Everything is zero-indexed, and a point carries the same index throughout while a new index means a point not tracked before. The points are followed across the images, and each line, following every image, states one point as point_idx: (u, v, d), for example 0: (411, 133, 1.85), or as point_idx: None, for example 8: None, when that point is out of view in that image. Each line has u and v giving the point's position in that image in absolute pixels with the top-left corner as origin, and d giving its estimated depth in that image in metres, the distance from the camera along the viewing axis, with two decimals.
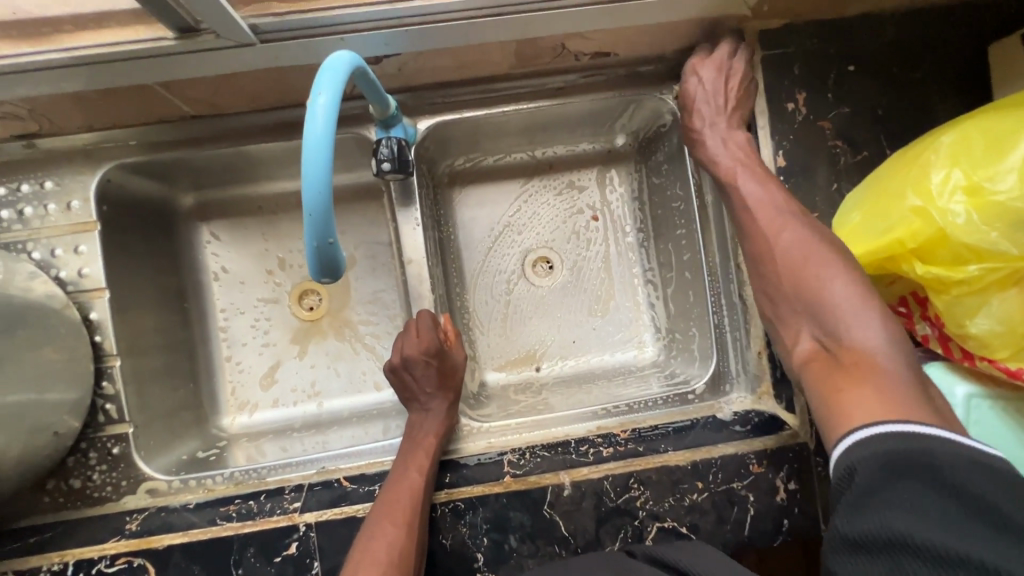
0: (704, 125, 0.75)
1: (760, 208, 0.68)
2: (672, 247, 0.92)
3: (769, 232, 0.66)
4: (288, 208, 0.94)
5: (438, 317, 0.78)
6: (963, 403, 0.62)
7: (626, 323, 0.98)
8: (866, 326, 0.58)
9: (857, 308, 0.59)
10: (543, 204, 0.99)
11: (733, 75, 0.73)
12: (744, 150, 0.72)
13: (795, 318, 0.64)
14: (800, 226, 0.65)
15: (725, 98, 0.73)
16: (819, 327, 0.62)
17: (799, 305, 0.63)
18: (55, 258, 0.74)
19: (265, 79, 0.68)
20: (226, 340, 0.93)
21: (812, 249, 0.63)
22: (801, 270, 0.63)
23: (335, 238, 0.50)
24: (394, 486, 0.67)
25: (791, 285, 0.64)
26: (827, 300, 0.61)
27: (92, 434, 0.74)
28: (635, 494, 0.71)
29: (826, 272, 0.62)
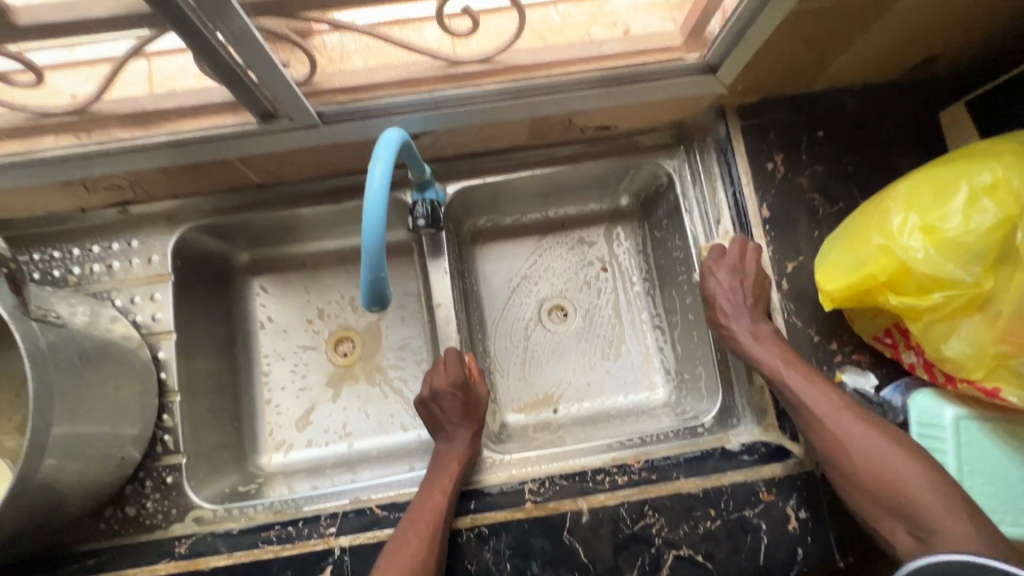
0: (734, 322, 0.79)
1: (817, 408, 0.70)
2: (677, 294, 1.00)
3: (834, 434, 0.68)
4: (329, 263, 1.06)
5: (463, 355, 0.86)
6: (952, 424, 0.67)
7: (637, 367, 1.04)
8: (952, 514, 0.60)
9: (938, 493, 0.62)
10: (557, 258, 1.09)
11: (746, 272, 0.80)
12: (776, 343, 0.76)
13: (879, 516, 0.65)
14: (856, 421, 0.68)
15: (745, 294, 0.79)
16: (911, 525, 0.62)
17: (882, 504, 0.64)
18: (134, 305, 0.85)
19: (321, 154, 0.82)
20: (267, 384, 1.02)
21: (875, 443, 0.66)
22: (869, 466, 0.65)
23: (385, 273, 0.60)
24: (420, 511, 0.72)
25: (871, 485, 0.65)
26: (908, 496, 0.63)
27: (150, 463, 0.81)
28: (650, 521, 0.74)
29: (895, 465, 0.64)
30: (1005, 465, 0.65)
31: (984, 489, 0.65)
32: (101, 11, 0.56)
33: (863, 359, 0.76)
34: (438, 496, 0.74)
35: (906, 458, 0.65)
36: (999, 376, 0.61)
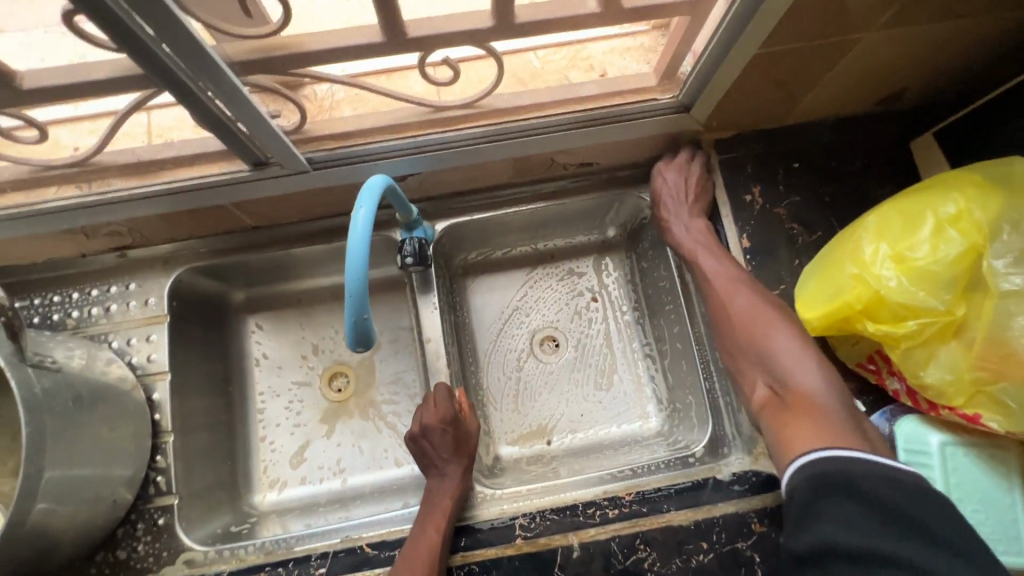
0: (669, 209, 0.88)
1: (721, 280, 0.79)
2: (666, 323, 1.02)
3: (731, 302, 0.77)
4: (322, 300, 1.09)
5: (453, 390, 0.87)
6: (938, 451, 0.67)
7: (629, 396, 1.05)
8: (809, 374, 0.69)
9: (802, 358, 0.71)
10: (547, 289, 1.12)
11: (686, 178, 0.88)
12: (701, 233, 0.85)
13: (749, 369, 0.75)
14: (756, 296, 0.76)
15: (686, 193, 0.87)
16: (772, 381, 0.72)
17: (755, 361, 0.74)
18: (130, 346, 0.87)
19: (311, 197, 0.85)
20: (262, 422, 1.03)
21: (766, 313, 0.75)
22: (751, 327, 0.74)
23: (369, 315, 0.61)
24: (411, 563, 0.71)
25: (748, 346, 0.74)
26: (777, 357, 0.72)
27: (142, 505, 0.81)
28: (642, 556, 0.74)
29: (777, 333, 0.73)
30: (992, 491, 0.65)
31: (974, 517, 0.65)
32: (100, 73, 0.60)
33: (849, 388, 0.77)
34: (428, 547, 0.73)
35: (789, 328, 0.73)
36: (979, 402, 0.61)
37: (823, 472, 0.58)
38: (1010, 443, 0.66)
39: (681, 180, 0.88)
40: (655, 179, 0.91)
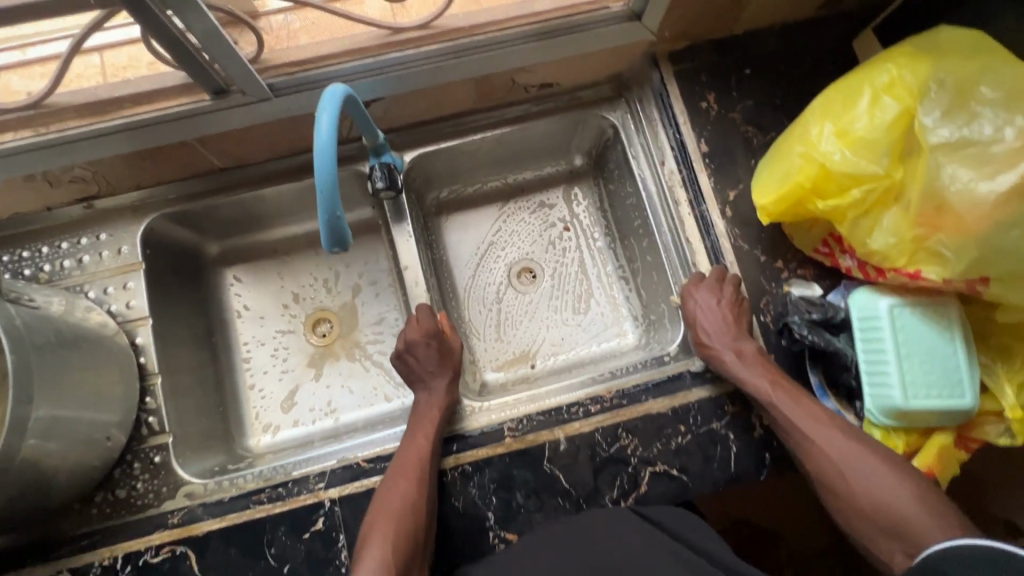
0: (717, 343, 0.79)
1: (807, 425, 0.72)
2: (636, 241, 1.05)
3: (825, 452, 0.71)
4: (299, 248, 1.10)
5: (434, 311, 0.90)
6: (888, 313, 0.72)
7: (606, 317, 1.10)
8: (945, 532, 0.63)
9: (931, 513, 0.65)
10: (520, 222, 1.14)
11: (725, 302, 0.80)
12: (761, 362, 0.77)
13: (877, 536, 0.67)
14: (846, 439, 0.71)
15: (727, 316, 0.79)
16: (906, 544, 0.65)
17: (875, 522, 0.67)
18: (108, 295, 0.87)
19: (278, 129, 0.85)
20: (249, 370, 1.05)
21: (865, 459, 0.69)
22: (862, 483, 0.68)
23: (341, 213, 0.62)
24: (406, 477, 0.73)
25: (865, 507, 0.68)
26: (901, 515, 0.66)
27: (136, 446, 0.83)
28: (625, 443, 0.78)
29: (889, 487, 0.67)
30: (936, 343, 0.71)
31: (921, 367, 0.70)
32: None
33: (808, 273, 0.82)
34: (423, 464, 0.74)
35: (894, 475, 0.68)
36: (920, 259, 0.66)
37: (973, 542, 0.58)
38: (949, 299, 0.72)
39: (715, 300, 0.80)
40: (686, 302, 0.84)
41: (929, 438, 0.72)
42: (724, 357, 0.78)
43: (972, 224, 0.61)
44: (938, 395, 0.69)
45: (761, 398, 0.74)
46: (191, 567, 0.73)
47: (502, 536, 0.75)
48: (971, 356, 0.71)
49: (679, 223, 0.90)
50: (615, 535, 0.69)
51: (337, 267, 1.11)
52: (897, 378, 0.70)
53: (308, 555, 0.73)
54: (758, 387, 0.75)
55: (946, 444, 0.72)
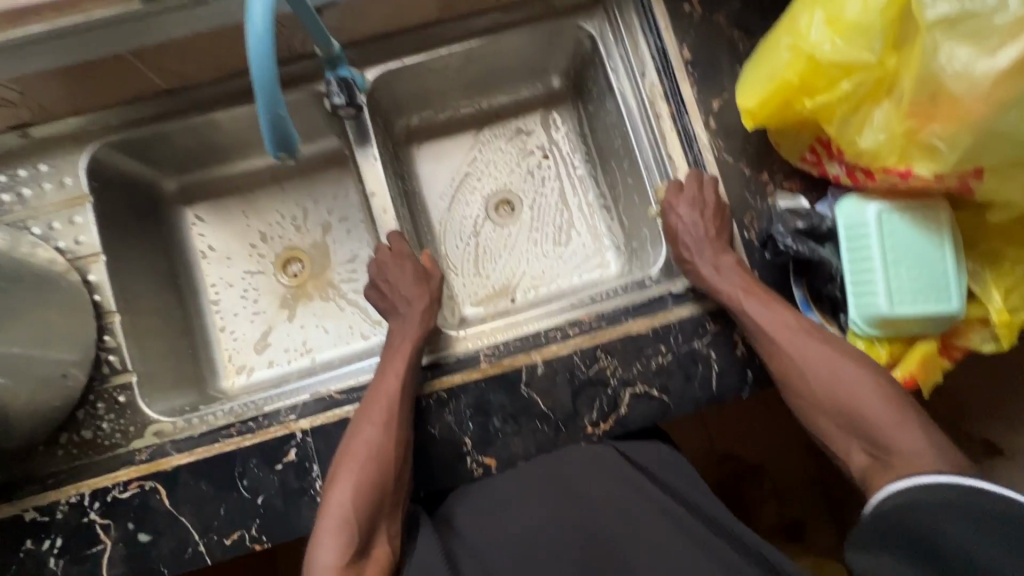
0: (695, 255, 0.77)
1: (780, 332, 0.70)
2: (617, 166, 0.99)
3: (796, 359, 0.70)
4: (262, 184, 1.05)
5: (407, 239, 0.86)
6: (876, 219, 0.69)
7: (588, 247, 1.06)
8: (906, 431, 0.64)
9: (895, 415, 0.65)
10: (496, 151, 1.09)
11: (703, 212, 0.77)
12: (738, 272, 0.75)
13: (839, 435, 0.68)
14: (820, 345, 0.69)
15: (706, 228, 0.77)
16: (866, 443, 0.66)
17: (835, 421, 0.68)
18: (54, 231, 0.81)
19: (224, 42, 0.78)
20: (219, 312, 1.01)
21: (835, 364, 0.68)
22: (832, 387, 0.68)
23: (285, 111, 0.59)
24: (371, 423, 0.70)
25: (830, 409, 0.68)
26: (863, 415, 0.66)
27: (99, 386, 0.79)
28: (604, 364, 0.76)
29: (856, 390, 0.67)
30: (925, 248, 0.68)
31: (909, 273, 0.67)
32: None
33: (794, 187, 0.78)
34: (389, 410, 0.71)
35: (864, 378, 0.67)
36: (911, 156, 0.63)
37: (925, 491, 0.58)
38: (941, 202, 0.68)
39: (696, 212, 0.77)
40: (667, 215, 0.80)
41: (912, 347, 0.71)
42: (701, 269, 0.76)
43: (970, 110, 0.57)
44: (924, 300, 0.67)
45: (734, 307, 0.73)
46: (161, 502, 0.71)
47: (479, 461, 0.74)
48: (959, 260, 0.68)
49: (661, 138, 0.86)
50: (586, 463, 0.71)
51: (304, 203, 1.06)
52: (882, 285, 0.67)
53: (281, 486, 0.71)
54: (735, 294, 0.73)
55: (929, 351, 0.70)
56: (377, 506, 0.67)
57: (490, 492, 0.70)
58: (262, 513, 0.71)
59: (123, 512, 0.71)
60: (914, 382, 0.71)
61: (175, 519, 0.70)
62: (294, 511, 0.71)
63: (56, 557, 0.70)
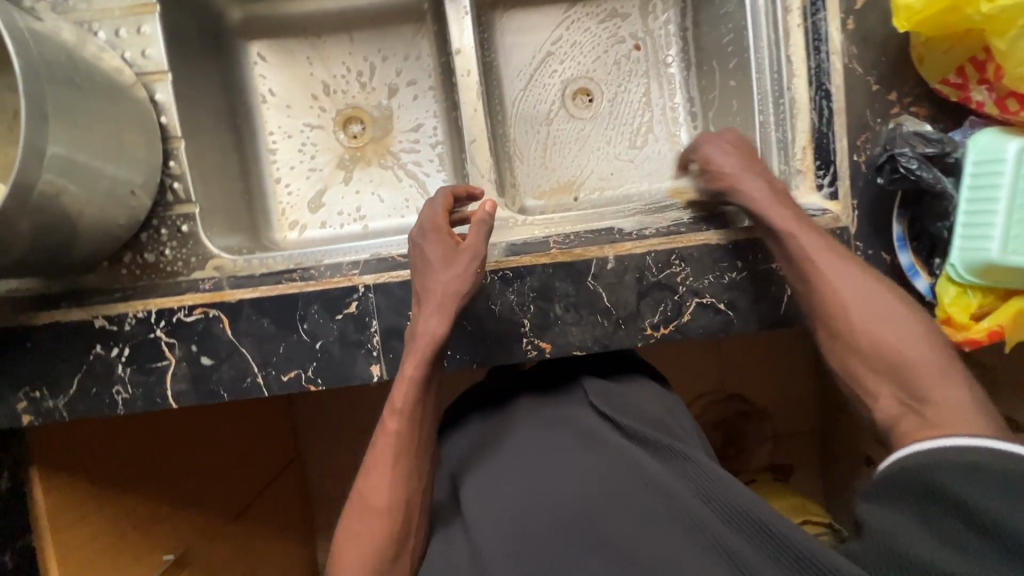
0: (739, 177, 0.70)
1: (820, 258, 0.66)
2: (718, 65, 0.90)
3: (837, 294, 0.65)
4: (331, 30, 0.98)
5: (443, 198, 0.71)
6: (1014, 157, 0.62)
7: (664, 155, 1.00)
8: (949, 383, 0.59)
9: (939, 361, 0.60)
10: (585, 32, 0.99)
11: (731, 137, 0.74)
12: (781, 194, 0.69)
13: (872, 379, 0.63)
14: (861, 282, 0.65)
15: (742, 155, 0.72)
16: (900, 389, 0.61)
17: (876, 367, 0.63)
18: (119, 39, 0.76)
19: None
20: (276, 163, 0.99)
21: (874, 297, 0.64)
22: (875, 327, 0.63)
23: None
24: (370, 497, 0.67)
25: (871, 352, 0.63)
26: (907, 358, 0.61)
27: (162, 212, 0.78)
28: (676, 270, 0.73)
29: (898, 331, 0.62)
30: None
31: None
32: None
33: (921, 112, 0.71)
34: (387, 482, 0.68)
35: (903, 320, 0.63)
36: None
37: (931, 457, 0.53)
38: None
39: (728, 144, 0.73)
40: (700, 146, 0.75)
41: (1006, 301, 0.66)
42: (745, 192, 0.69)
43: None
44: None
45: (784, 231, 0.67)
46: (223, 331, 0.71)
47: (536, 344, 0.73)
48: None
49: (783, 36, 0.77)
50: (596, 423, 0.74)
51: (372, 58, 0.99)
52: (1000, 228, 0.62)
53: (340, 336, 0.72)
54: (777, 223, 0.67)
55: None
56: (397, 550, 0.67)
57: (515, 464, 0.71)
58: (320, 358, 0.72)
59: (187, 333, 0.71)
60: (1000, 336, 0.66)
61: (237, 349, 0.72)
62: (350, 361, 0.72)
63: (124, 365, 0.71)
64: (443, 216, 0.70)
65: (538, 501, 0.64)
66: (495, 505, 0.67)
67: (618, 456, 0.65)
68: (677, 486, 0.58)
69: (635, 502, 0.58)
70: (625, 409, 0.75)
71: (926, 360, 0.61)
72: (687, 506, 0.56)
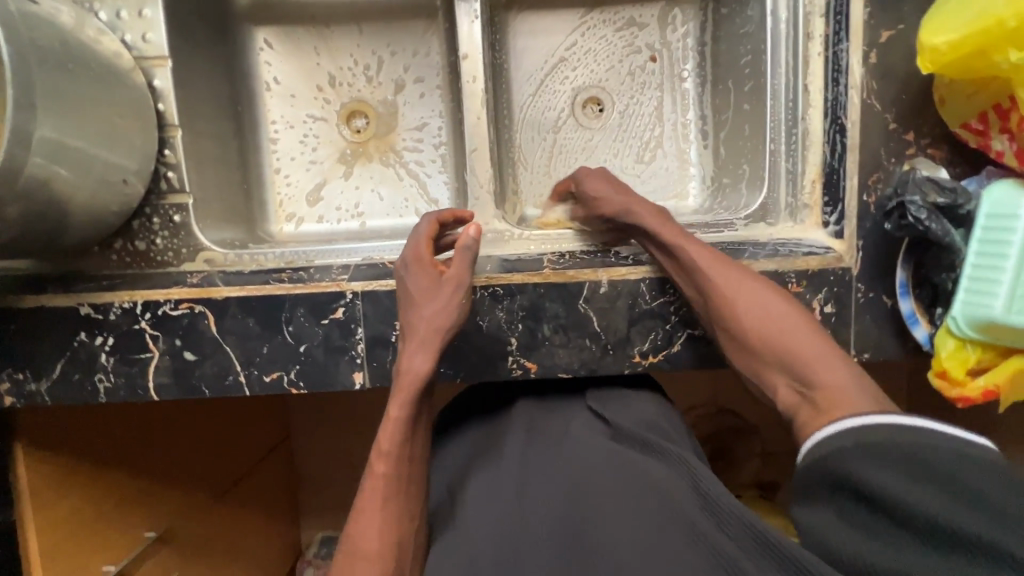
0: (612, 199, 0.72)
1: (706, 267, 0.66)
2: (734, 85, 0.87)
3: (723, 298, 0.66)
4: (340, 20, 0.95)
5: (426, 225, 0.69)
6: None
7: (671, 172, 0.97)
8: (831, 366, 0.60)
9: (821, 348, 0.62)
10: (600, 39, 0.96)
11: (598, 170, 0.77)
12: (656, 211, 0.71)
13: (768, 374, 0.64)
14: (747, 287, 0.66)
15: (613, 180, 0.75)
16: (795, 380, 0.62)
17: (770, 363, 0.64)
18: (121, 21, 0.74)
19: None
20: (277, 153, 0.97)
21: (760, 299, 0.65)
22: (765, 328, 0.64)
23: None
24: (361, 545, 0.64)
25: (765, 350, 0.64)
26: (794, 350, 0.62)
27: (155, 200, 0.77)
28: (670, 299, 0.72)
29: (785, 327, 0.64)
30: None
31: None
32: None
33: (938, 155, 0.69)
34: (377, 528, 0.64)
35: (789, 316, 0.64)
36: None
37: (839, 440, 0.52)
38: None
39: (600, 174, 0.76)
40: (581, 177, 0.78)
41: (1006, 359, 0.63)
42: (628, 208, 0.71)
43: None
44: None
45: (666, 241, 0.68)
46: (208, 327, 0.71)
47: (521, 364, 0.73)
48: None
49: (803, 64, 0.74)
50: None
51: (380, 52, 0.96)
52: (1004, 288, 0.60)
53: (325, 341, 0.71)
54: (700, 263, 0.66)
55: None
56: None
57: (494, 484, 0.70)
58: (303, 361, 0.71)
59: (171, 327, 0.71)
60: (996, 395, 0.64)
61: (220, 346, 0.71)
62: (333, 367, 0.72)
63: (108, 354, 0.71)
64: (425, 246, 0.68)
65: (530, 518, 0.63)
66: (489, 515, 0.66)
67: (615, 463, 0.64)
68: (676, 489, 0.58)
69: (631, 506, 0.58)
70: (620, 410, 0.75)
71: (814, 351, 0.62)
72: (681, 507, 0.56)
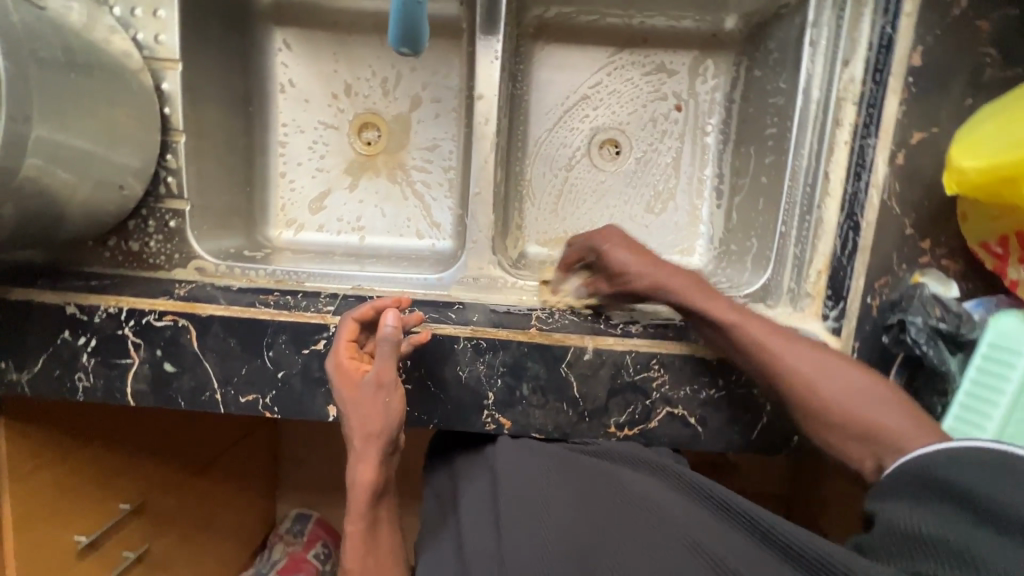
0: (638, 271, 0.67)
1: (764, 341, 0.63)
2: (756, 151, 0.84)
3: (789, 373, 0.62)
4: (362, 29, 0.93)
5: (345, 331, 0.66)
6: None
7: (681, 226, 0.94)
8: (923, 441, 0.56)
9: (911, 419, 0.58)
10: (626, 81, 0.93)
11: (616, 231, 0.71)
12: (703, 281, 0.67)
13: (851, 448, 0.60)
14: (813, 359, 0.62)
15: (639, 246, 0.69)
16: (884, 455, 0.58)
17: (849, 435, 0.60)
18: (135, 18, 0.73)
19: None
20: (284, 157, 0.96)
21: (832, 373, 0.61)
22: (842, 401, 0.60)
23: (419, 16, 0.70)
24: None
25: (842, 424, 0.60)
26: (875, 424, 0.59)
27: (153, 203, 0.77)
28: (654, 375, 0.70)
29: (860, 401, 0.60)
30: None
31: None
32: None
33: (952, 267, 0.66)
34: None
35: (869, 388, 0.60)
36: None
37: (920, 461, 0.50)
38: None
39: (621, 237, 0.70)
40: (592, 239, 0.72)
41: None
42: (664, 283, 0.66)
43: None
44: None
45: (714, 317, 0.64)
46: (189, 342, 0.71)
47: (496, 418, 0.72)
48: None
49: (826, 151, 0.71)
50: None
51: (399, 66, 0.94)
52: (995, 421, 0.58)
53: (303, 370, 0.71)
54: (758, 339, 0.63)
55: None
56: None
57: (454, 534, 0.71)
58: (280, 387, 0.72)
59: (154, 336, 0.71)
60: None
61: (200, 362, 0.71)
62: (309, 396, 0.72)
63: (89, 355, 0.72)
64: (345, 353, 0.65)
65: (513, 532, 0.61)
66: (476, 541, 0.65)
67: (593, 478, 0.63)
68: (664, 502, 0.56)
69: (622, 517, 0.56)
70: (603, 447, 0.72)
71: (899, 424, 0.58)
72: (667, 514, 0.54)
